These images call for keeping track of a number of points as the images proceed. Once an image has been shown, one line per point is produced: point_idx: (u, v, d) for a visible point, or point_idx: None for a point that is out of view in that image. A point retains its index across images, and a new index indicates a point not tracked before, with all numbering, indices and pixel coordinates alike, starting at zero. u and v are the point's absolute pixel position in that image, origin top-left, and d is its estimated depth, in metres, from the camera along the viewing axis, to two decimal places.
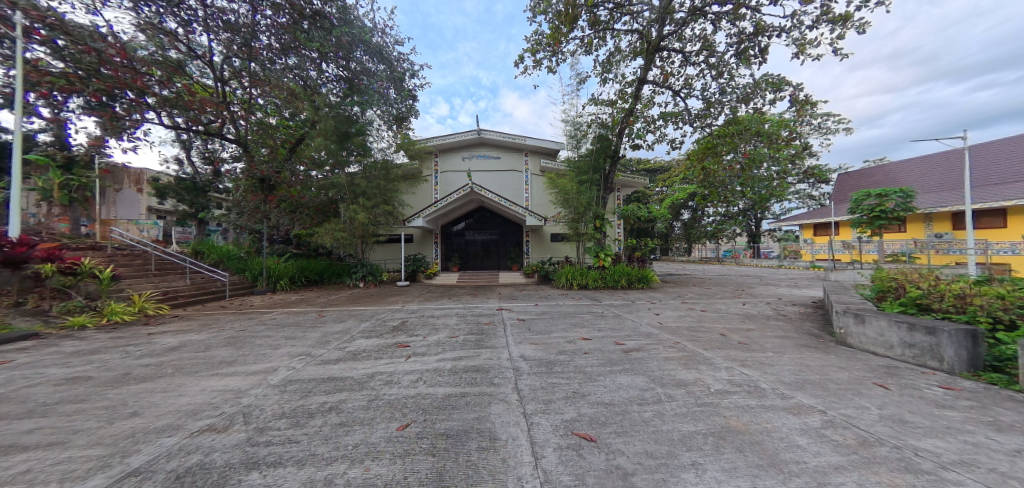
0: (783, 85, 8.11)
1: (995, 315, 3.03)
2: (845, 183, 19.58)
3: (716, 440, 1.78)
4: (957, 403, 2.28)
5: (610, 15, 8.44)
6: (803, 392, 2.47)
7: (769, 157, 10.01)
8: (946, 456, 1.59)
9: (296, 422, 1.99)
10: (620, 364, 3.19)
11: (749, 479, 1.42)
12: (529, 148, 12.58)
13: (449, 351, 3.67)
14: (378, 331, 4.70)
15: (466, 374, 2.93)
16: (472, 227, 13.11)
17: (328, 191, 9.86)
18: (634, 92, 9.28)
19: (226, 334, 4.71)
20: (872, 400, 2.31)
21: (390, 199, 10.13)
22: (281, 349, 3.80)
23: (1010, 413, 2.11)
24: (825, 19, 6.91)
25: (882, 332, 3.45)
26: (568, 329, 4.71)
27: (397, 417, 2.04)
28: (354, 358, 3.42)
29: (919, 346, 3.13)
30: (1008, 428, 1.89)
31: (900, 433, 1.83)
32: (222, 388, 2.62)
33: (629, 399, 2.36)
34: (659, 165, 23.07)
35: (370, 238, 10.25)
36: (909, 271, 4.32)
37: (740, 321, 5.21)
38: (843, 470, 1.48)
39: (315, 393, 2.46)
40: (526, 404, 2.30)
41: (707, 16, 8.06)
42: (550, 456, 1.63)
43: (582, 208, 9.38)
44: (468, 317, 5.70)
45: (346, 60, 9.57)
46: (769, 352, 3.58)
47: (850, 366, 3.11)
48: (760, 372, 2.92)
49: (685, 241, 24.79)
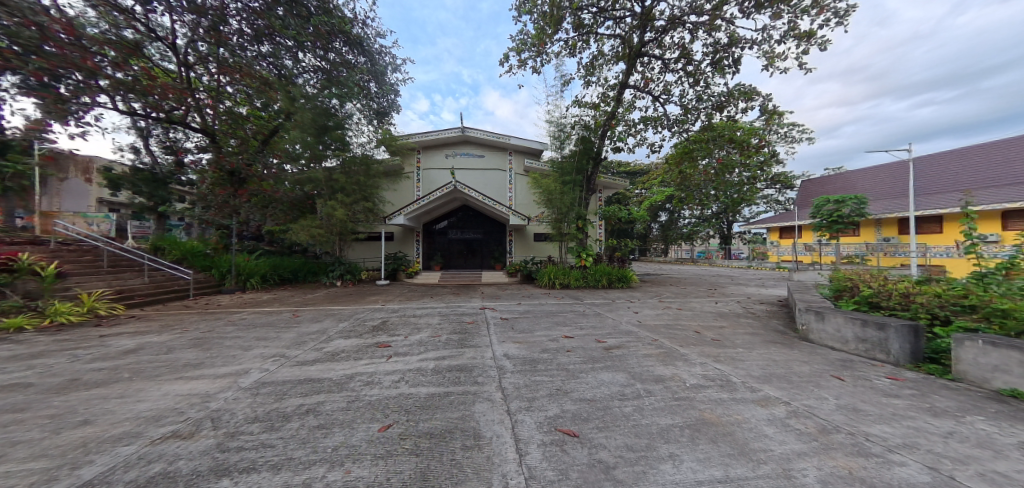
0: (753, 95, 8.57)
1: (934, 311, 3.34)
2: (808, 190, 20.81)
3: (692, 432, 1.87)
4: (902, 391, 2.50)
5: (593, 19, 8.60)
6: (770, 385, 2.63)
7: (742, 163, 10.45)
8: (891, 440, 1.75)
9: (270, 425, 1.91)
10: (601, 361, 3.27)
11: (722, 468, 1.50)
12: (513, 148, 12.59)
13: (432, 351, 3.63)
14: (358, 330, 4.59)
15: (450, 374, 2.90)
16: (455, 226, 13.01)
17: (304, 186, 9.48)
18: (616, 96, 9.52)
19: (191, 335, 4.43)
20: (829, 391, 2.50)
21: (370, 195, 9.91)
22: (253, 350, 3.63)
23: (945, 400, 2.34)
24: (792, 35, 7.34)
25: (839, 328, 3.70)
26: (551, 328, 4.77)
27: (378, 418, 2.00)
28: (333, 359, 3.32)
29: (870, 341, 3.38)
30: (942, 413, 2.10)
31: (854, 421, 1.99)
32: (187, 392, 2.48)
33: (610, 395, 2.42)
34: (638, 168, 23.81)
35: (349, 234, 10.00)
36: (863, 272, 4.66)
37: (714, 319, 5.41)
38: (806, 456, 1.59)
39: (291, 396, 2.37)
40: (510, 402, 2.32)
41: (686, 25, 8.34)
42: (534, 452, 1.65)
43: (565, 209, 9.49)
44: (451, 315, 5.68)
45: (325, 51, 9.12)
46: (739, 347, 3.79)
47: (812, 360, 3.32)
48: (731, 367, 3.07)
49: (662, 243, 25.66)
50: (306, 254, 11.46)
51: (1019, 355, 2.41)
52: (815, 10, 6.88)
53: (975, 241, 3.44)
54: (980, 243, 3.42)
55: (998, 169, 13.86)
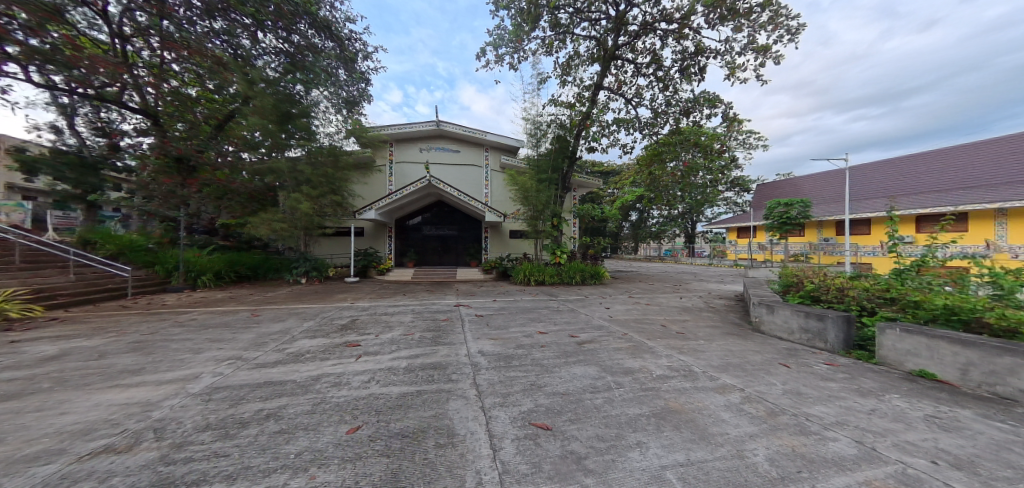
0: (717, 102, 9.09)
1: (862, 303, 3.74)
2: (762, 193, 22.50)
3: (658, 420, 1.96)
4: (837, 375, 2.78)
5: (570, 19, 8.71)
6: (727, 373, 2.84)
7: (705, 166, 11.07)
8: (827, 418, 1.94)
9: (225, 433, 1.78)
10: (574, 355, 3.35)
11: (684, 452, 1.60)
12: (489, 144, 12.50)
13: (404, 349, 3.54)
14: (325, 330, 4.38)
15: (423, 372, 2.85)
16: (429, 221, 12.74)
17: (265, 176, 8.89)
18: (591, 96, 9.72)
19: (129, 338, 4.00)
20: (777, 377, 2.73)
21: (338, 188, 9.45)
22: (204, 353, 3.35)
23: (871, 381, 2.64)
24: (751, 48, 7.85)
25: (786, 319, 4.04)
26: (525, 324, 4.82)
27: (346, 420, 1.92)
28: (297, 360, 3.15)
29: (812, 331, 3.72)
30: (868, 393, 2.37)
31: (797, 403, 2.19)
32: (124, 401, 2.24)
33: (582, 388, 2.49)
34: (611, 168, 24.54)
35: (315, 229, 9.51)
36: (806, 269, 5.11)
37: (679, 313, 5.71)
38: (756, 437, 1.73)
39: (248, 400, 2.22)
40: (485, 398, 2.31)
41: (657, 32, 8.65)
42: (508, 447, 1.67)
43: (541, 207, 9.58)
44: (425, 313, 5.56)
45: (288, 32, 8.49)
46: (701, 339, 4.04)
47: (763, 349, 3.62)
48: (693, 358, 3.27)
49: (632, 241, 26.66)
50: (266, 249, 10.76)
51: (928, 339, 2.76)
52: (771, 26, 7.40)
53: (896, 241, 3.89)
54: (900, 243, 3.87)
55: (917, 179, 15.72)
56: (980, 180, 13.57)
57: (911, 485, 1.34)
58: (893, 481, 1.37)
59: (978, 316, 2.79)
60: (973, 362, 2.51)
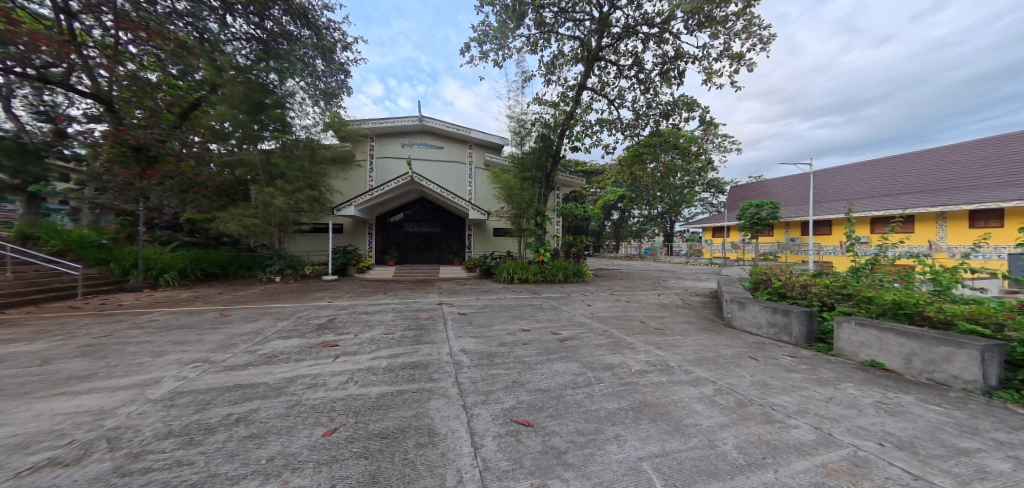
0: (694, 106, 9.39)
1: (823, 299, 3.99)
2: (736, 194, 23.51)
3: (636, 413, 2.02)
4: (800, 367, 2.96)
5: (554, 19, 8.75)
6: (701, 367, 2.95)
7: (683, 168, 11.43)
8: (790, 407, 2.07)
9: (189, 440, 1.69)
10: (556, 352, 3.39)
11: (659, 444, 1.66)
12: (473, 141, 12.40)
13: (384, 348, 3.47)
14: (300, 329, 4.22)
15: (404, 372, 2.80)
16: (411, 218, 12.52)
17: (235, 169, 8.46)
18: (575, 96, 9.82)
19: (80, 341, 3.71)
20: (747, 370, 2.87)
21: (315, 183, 9.11)
22: (167, 356, 3.16)
23: (830, 371, 2.82)
24: (727, 55, 8.15)
25: (755, 314, 4.25)
26: (508, 322, 4.84)
27: (322, 422, 1.87)
28: (271, 361, 3.02)
29: (778, 325, 3.93)
30: (827, 383, 2.53)
31: (765, 393, 2.31)
32: (73, 410, 2.08)
33: (563, 384, 2.53)
34: (594, 168, 24.94)
35: (290, 225, 9.15)
36: (775, 267, 5.38)
37: (657, 310, 5.88)
38: (727, 427, 1.81)
39: (216, 405, 2.11)
40: (466, 396, 2.30)
41: (638, 35, 8.83)
42: (489, 445, 1.67)
43: (525, 205, 9.59)
44: (406, 312, 5.47)
45: (260, 18, 8.08)
46: (677, 335, 4.19)
47: (734, 343, 3.79)
48: (670, 353, 3.39)
49: (614, 240, 27.22)
50: (236, 246, 10.23)
51: (878, 332, 2.98)
52: (745, 34, 7.71)
53: (854, 241, 4.16)
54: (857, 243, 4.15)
55: (874, 183, 16.88)
56: (928, 186, 14.71)
57: (861, 465, 1.45)
58: (845, 463, 1.47)
59: (921, 310, 3.05)
60: (915, 352, 2.74)
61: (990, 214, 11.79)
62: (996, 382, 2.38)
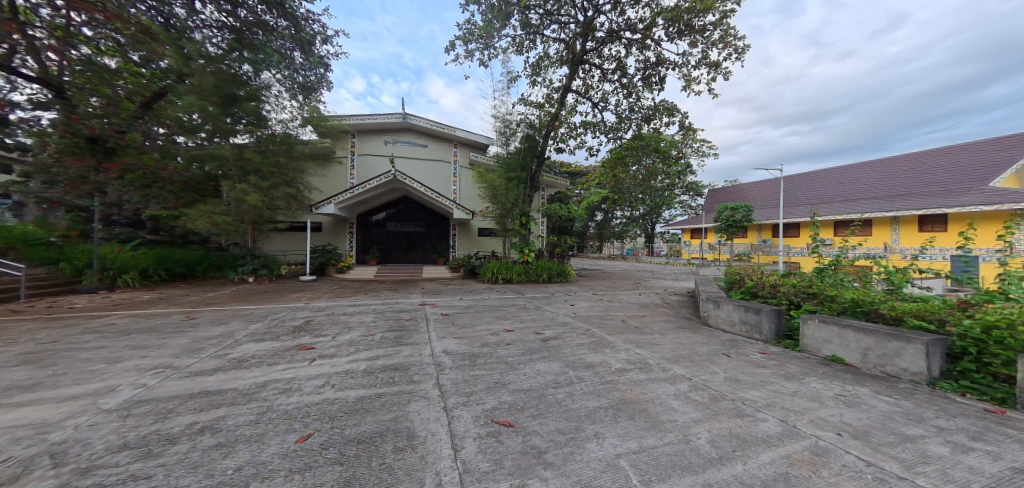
0: (674, 111, 9.69)
1: (789, 298, 4.21)
2: (713, 198, 24.43)
3: (615, 411, 2.06)
4: (768, 362, 3.11)
5: (540, 20, 8.81)
6: (677, 364, 3.05)
7: (664, 171, 11.77)
8: (759, 401, 2.17)
9: (147, 452, 1.59)
10: (539, 352, 3.41)
11: (637, 440, 1.70)
12: (458, 140, 12.29)
13: (364, 351, 3.38)
14: (274, 332, 4.06)
15: (383, 374, 2.75)
16: (394, 217, 12.28)
17: (205, 164, 8.19)
18: (560, 98, 9.93)
19: (23, 348, 3.41)
20: (720, 366, 2.99)
21: (292, 180, 8.79)
22: (124, 363, 2.95)
23: (795, 366, 2.98)
24: (704, 63, 8.46)
25: (729, 313, 4.43)
26: (491, 322, 4.84)
27: (296, 428, 1.80)
28: (242, 365, 2.89)
29: (749, 323, 4.12)
30: (792, 377, 2.68)
31: (736, 389, 2.41)
32: (14, 423, 1.91)
33: (545, 384, 2.55)
34: (579, 169, 25.29)
35: (265, 223, 8.79)
36: (747, 267, 5.62)
37: (638, 309, 6.02)
38: (701, 422, 1.88)
39: (179, 413, 2.00)
40: (447, 398, 2.28)
41: (621, 40, 9.03)
42: (470, 446, 1.66)
43: (509, 205, 9.58)
44: (387, 313, 5.36)
45: (233, 6, 7.50)
46: (656, 333, 4.30)
47: (709, 341, 3.94)
48: (649, 351, 3.48)
49: (597, 240, 27.68)
50: (206, 244, 9.71)
51: (839, 329, 3.17)
52: (722, 44, 8.03)
53: (818, 243, 4.41)
54: (821, 245, 4.40)
55: (837, 188, 17.95)
56: (885, 191, 15.77)
57: (820, 454, 1.55)
58: (807, 452, 1.56)
59: (875, 308, 3.27)
60: (870, 347, 2.93)
61: (935, 219, 12.74)
62: (939, 373, 2.60)
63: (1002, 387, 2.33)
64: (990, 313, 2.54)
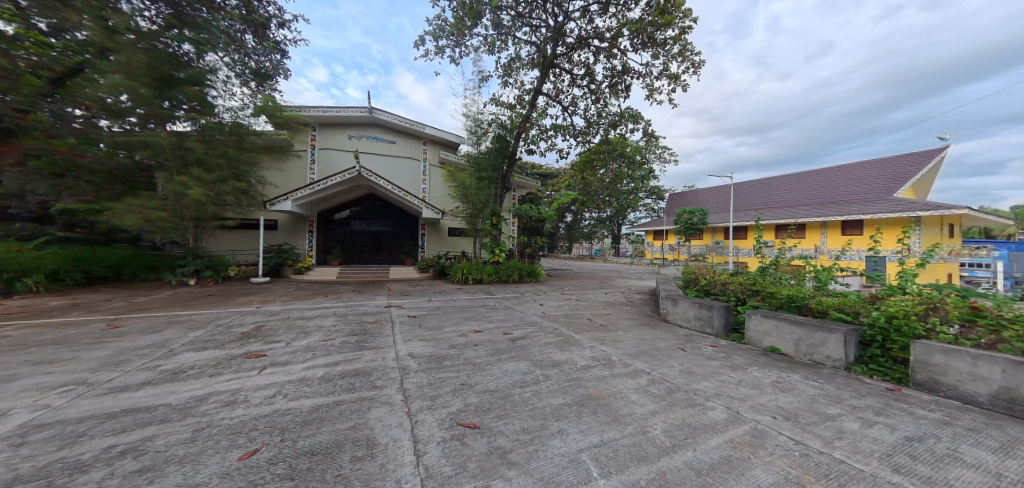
0: (638, 119, 10.19)
1: (736, 294, 4.58)
2: (673, 202, 26.00)
3: (579, 407, 2.12)
4: (718, 354, 3.36)
5: (512, 22, 8.84)
6: (638, 360, 3.20)
7: (629, 175, 12.33)
8: (709, 391, 2.33)
9: (49, 485, 1.37)
10: (507, 352, 3.42)
11: (599, 434, 1.76)
12: (428, 138, 12.01)
13: (323, 356, 3.19)
14: (218, 340, 3.70)
15: (343, 381, 2.61)
16: (359, 216, 11.73)
17: (134, 151, 7.21)
18: (531, 100, 10.04)
19: None
20: (676, 360, 3.18)
21: (242, 174, 8.08)
22: (25, 381, 2.54)
23: (741, 357, 3.24)
24: (666, 75, 8.97)
25: (685, 309, 4.72)
26: (460, 323, 4.77)
27: (240, 444, 1.66)
28: (177, 378, 2.61)
29: (703, 319, 4.42)
30: (737, 367, 2.91)
31: (690, 380, 2.57)
32: None
33: (512, 383, 2.56)
34: (549, 171, 25.76)
35: (210, 220, 8.01)
36: (702, 267, 6.02)
37: (604, 308, 6.24)
38: (658, 414, 1.98)
39: (93, 438, 1.75)
40: (411, 403, 2.21)
41: (590, 47, 9.31)
42: (433, 450, 1.62)
43: (480, 205, 9.52)
44: (350, 316, 5.09)
45: None
46: (620, 330, 4.48)
47: (668, 336, 4.18)
48: (612, 348, 3.62)
49: (567, 241, 28.31)
50: (136, 243, 8.62)
51: (776, 322, 3.50)
52: (681, 57, 8.56)
53: (762, 245, 4.83)
54: (764, 246, 4.82)
55: (779, 195, 19.84)
56: (817, 199, 17.67)
57: (758, 436, 1.70)
58: (748, 436, 1.71)
59: (805, 302, 3.67)
60: (801, 338, 3.27)
61: (855, 224, 14.51)
62: (854, 359, 2.99)
63: (898, 368, 2.77)
64: (892, 305, 2.96)
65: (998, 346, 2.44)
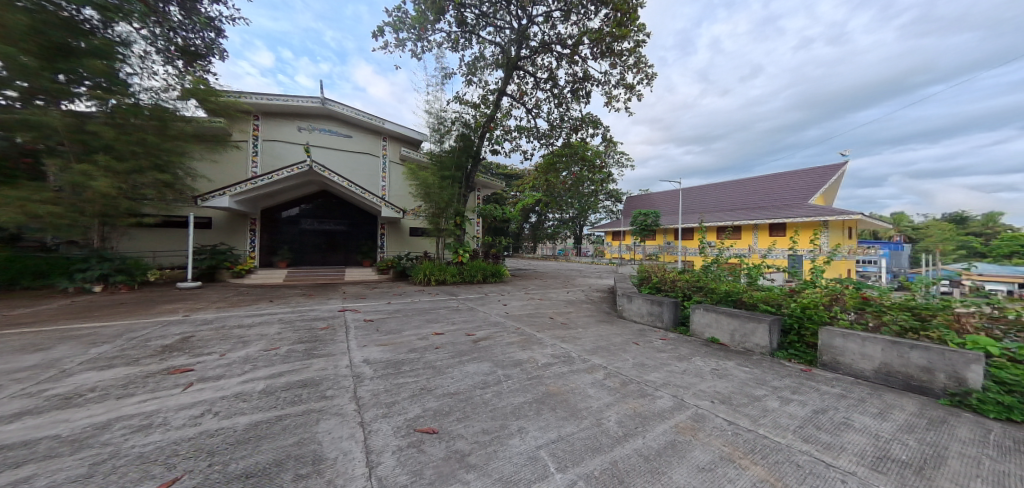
0: (598, 124, 10.62)
1: (683, 290, 4.97)
2: (630, 204, 27.55)
3: (539, 405, 2.16)
4: (667, 346, 3.62)
5: (475, 21, 8.78)
6: (596, 355, 3.33)
7: (590, 178, 12.80)
8: (658, 382, 2.49)
9: None
10: (469, 354, 3.38)
11: (557, 430, 1.80)
12: (387, 133, 11.48)
13: (264, 368, 2.91)
14: (129, 355, 3.20)
15: (288, 393, 2.40)
16: (309, 214, 10.89)
17: (16, 133, 5.99)
18: (495, 100, 10.04)
19: None
20: (630, 354, 3.36)
21: (166, 164, 7.09)
22: None
23: (686, 348, 3.52)
24: (623, 84, 9.46)
25: (639, 306, 5.01)
26: (421, 326, 4.62)
27: (155, 474, 1.45)
28: (73, 402, 2.21)
29: (654, 314, 4.73)
30: (683, 357, 3.15)
31: (642, 372, 2.73)
32: None
33: (473, 385, 2.53)
34: (515, 172, 26.00)
35: (122, 216, 6.93)
36: (654, 265, 6.43)
37: (565, 306, 6.42)
38: (612, 406, 2.08)
39: None
40: (365, 412, 2.10)
41: (553, 52, 9.54)
42: (388, 460, 1.55)
43: (443, 204, 9.30)
44: (298, 322, 4.69)
45: None
46: (580, 328, 4.64)
47: (623, 332, 4.41)
48: (572, 344, 3.74)
49: (531, 241, 28.74)
50: (19, 243, 7.18)
51: (715, 315, 3.86)
52: (636, 69, 9.08)
53: (705, 245, 5.27)
54: (707, 246, 5.27)
55: (720, 200, 21.86)
56: (751, 204, 19.75)
57: (699, 420, 1.86)
58: (689, 420, 1.86)
59: (739, 296, 4.09)
60: (735, 328, 3.64)
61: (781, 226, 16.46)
62: (776, 345, 3.41)
63: (809, 352, 3.22)
64: (805, 297, 3.41)
65: (881, 329, 2.94)
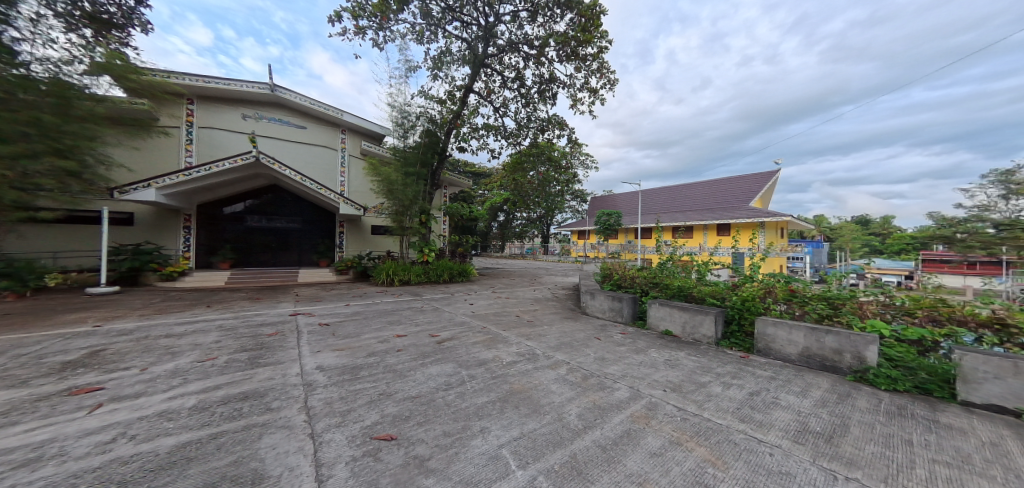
0: (564, 126, 10.85)
1: (640, 286, 5.24)
2: (594, 204, 28.57)
3: (502, 403, 2.15)
4: (626, 340, 3.80)
5: (441, 14, 8.55)
6: (560, 351, 3.41)
7: (556, 179, 13.04)
8: (617, 374, 2.60)
9: None
10: (432, 355, 3.29)
11: (519, 427, 1.81)
12: (346, 125, 10.81)
13: (197, 381, 2.60)
14: (17, 376, 2.69)
15: (225, 407, 2.16)
16: (256, 210, 9.96)
17: None
18: (461, 97, 9.86)
19: None
20: (592, 349, 3.48)
21: (70, 149, 6.05)
22: None
23: (643, 341, 3.72)
24: (587, 87, 9.75)
25: (601, 302, 5.20)
26: (382, 329, 4.41)
27: None
28: None
29: (615, 309, 4.94)
30: (640, 350, 3.33)
31: (603, 366, 2.84)
32: None
33: (436, 387, 2.46)
34: (482, 170, 25.83)
35: (10, 210, 5.81)
36: (616, 263, 6.70)
37: (532, 304, 6.49)
38: (574, 400, 2.13)
39: None
40: (316, 422, 1.95)
41: (519, 52, 9.57)
42: (340, 472, 1.46)
43: (408, 202, 8.94)
44: (241, 328, 4.27)
45: None
46: (545, 325, 4.72)
47: (586, 328, 4.55)
48: (537, 342, 3.79)
49: (499, 240, 28.72)
50: None
51: (669, 309, 4.11)
52: (599, 74, 9.40)
53: (662, 243, 5.58)
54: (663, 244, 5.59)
55: (675, 201, 23.41)
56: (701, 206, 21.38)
57: (652, 408, 1.96)
58: (643, 409, 1.96)
59: (689, 291, 4.40)
60: (686, 321, 3.90)
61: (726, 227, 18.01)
62: (720, 335, 3.72)
63: (747, 340, 3.55)
64: (745, 290, 3.76)
65: (803, 317, 3.33)
